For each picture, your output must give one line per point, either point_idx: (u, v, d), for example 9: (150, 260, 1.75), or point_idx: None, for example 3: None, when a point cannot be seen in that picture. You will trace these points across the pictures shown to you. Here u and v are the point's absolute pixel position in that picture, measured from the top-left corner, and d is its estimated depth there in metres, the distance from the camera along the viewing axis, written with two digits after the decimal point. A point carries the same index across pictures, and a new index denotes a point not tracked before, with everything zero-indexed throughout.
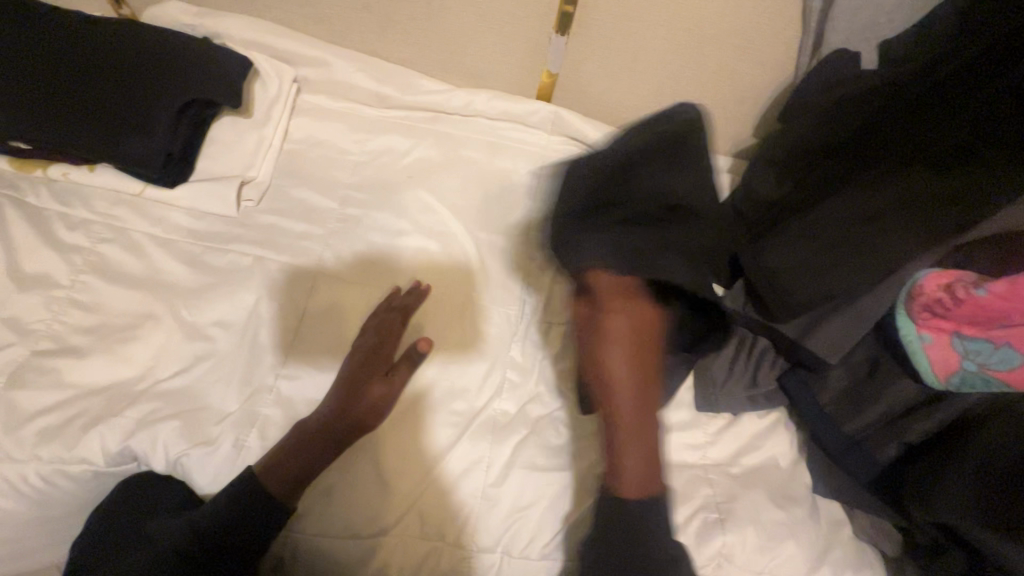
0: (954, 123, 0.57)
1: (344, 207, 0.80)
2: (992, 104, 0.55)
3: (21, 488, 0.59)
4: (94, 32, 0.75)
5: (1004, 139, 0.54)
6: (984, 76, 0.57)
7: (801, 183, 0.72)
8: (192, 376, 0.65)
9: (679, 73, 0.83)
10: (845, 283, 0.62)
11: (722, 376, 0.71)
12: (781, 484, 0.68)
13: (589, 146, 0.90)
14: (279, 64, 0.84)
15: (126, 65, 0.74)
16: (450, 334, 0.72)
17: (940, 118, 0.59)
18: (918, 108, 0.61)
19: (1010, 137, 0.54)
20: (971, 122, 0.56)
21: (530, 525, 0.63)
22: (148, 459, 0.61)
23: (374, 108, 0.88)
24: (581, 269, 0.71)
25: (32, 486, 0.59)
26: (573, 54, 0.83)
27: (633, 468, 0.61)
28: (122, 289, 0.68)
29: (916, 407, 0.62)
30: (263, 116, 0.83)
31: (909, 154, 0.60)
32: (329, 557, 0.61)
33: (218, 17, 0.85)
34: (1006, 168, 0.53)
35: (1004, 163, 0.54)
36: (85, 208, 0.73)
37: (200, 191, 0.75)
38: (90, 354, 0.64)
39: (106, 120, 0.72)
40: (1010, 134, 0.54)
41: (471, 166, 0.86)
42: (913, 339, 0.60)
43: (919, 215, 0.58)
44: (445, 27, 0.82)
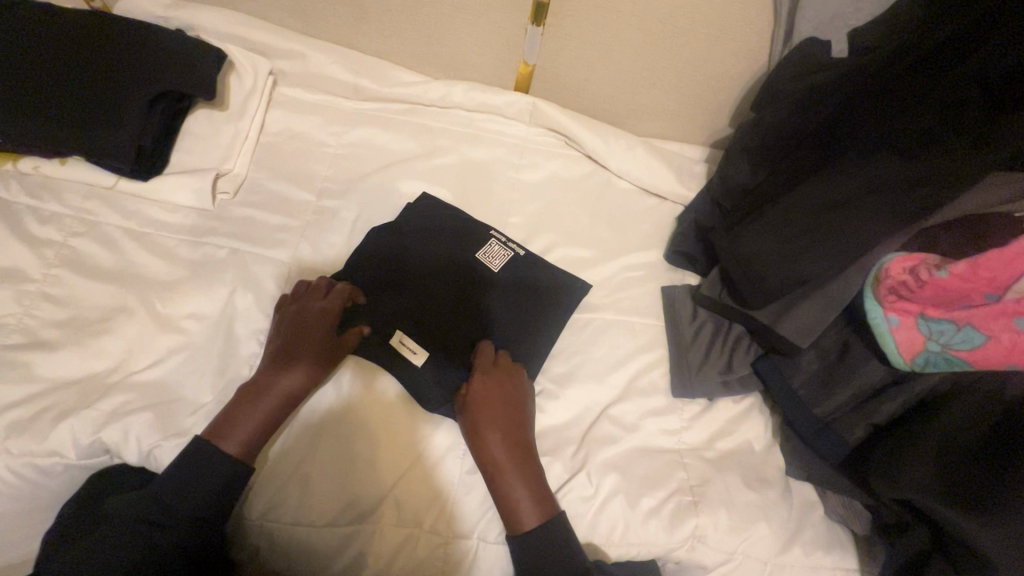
0: (918, 110, 0.59)
1: (320, 200, 0.80)
2: (955, 90, 0.56)
3: None
4: (63, 24, 0.74)
5: (966, 125, 0.55)
6: (947, 64, 0.58)
7: (774, 172, 0.73)
8: (165, 369, 0.64)
9: (655, 63, 0.84)
10: (815, 267, 0.62)
11: (698, 361, 0.73)
12: (755, 467, 0.69)
13: (567, 138, 0.91)
14: (254, 56, 0.84)
15: (96, 58, 0.73)
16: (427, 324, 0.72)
17: (905, 106, 0.60)
18: (885, 96, 0.62)
19: (972, 122, 0.55)
20: (935, 108, 0.57)
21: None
22: (120, 451, 0.60)
23: (351, 101, 0.88)
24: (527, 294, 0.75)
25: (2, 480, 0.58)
26: (549, 45, 0.83)
27: (514, 500, 0.60)
28: (94, 283, 0.68)
29: (883, 389, 0.64)
30: (239, 109, 0.82)
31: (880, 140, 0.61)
32: (306, 545, 0.61)
33: (191, 10, 0.84)
34: (969, 152, 0.54)
35: (967, 148, 0.54)
36: (56, 201, 0.72)
37: (173, 183, 0.75)
38: (62, 347, 0.63)
39: (76, 111, 0.71)
40: (971, 120, 0.55)
41: (449, 157, 0.87)
42: (879, 321, 0.61)
43: (886, 199, 0.58)
44: (420, 18, 0.82)
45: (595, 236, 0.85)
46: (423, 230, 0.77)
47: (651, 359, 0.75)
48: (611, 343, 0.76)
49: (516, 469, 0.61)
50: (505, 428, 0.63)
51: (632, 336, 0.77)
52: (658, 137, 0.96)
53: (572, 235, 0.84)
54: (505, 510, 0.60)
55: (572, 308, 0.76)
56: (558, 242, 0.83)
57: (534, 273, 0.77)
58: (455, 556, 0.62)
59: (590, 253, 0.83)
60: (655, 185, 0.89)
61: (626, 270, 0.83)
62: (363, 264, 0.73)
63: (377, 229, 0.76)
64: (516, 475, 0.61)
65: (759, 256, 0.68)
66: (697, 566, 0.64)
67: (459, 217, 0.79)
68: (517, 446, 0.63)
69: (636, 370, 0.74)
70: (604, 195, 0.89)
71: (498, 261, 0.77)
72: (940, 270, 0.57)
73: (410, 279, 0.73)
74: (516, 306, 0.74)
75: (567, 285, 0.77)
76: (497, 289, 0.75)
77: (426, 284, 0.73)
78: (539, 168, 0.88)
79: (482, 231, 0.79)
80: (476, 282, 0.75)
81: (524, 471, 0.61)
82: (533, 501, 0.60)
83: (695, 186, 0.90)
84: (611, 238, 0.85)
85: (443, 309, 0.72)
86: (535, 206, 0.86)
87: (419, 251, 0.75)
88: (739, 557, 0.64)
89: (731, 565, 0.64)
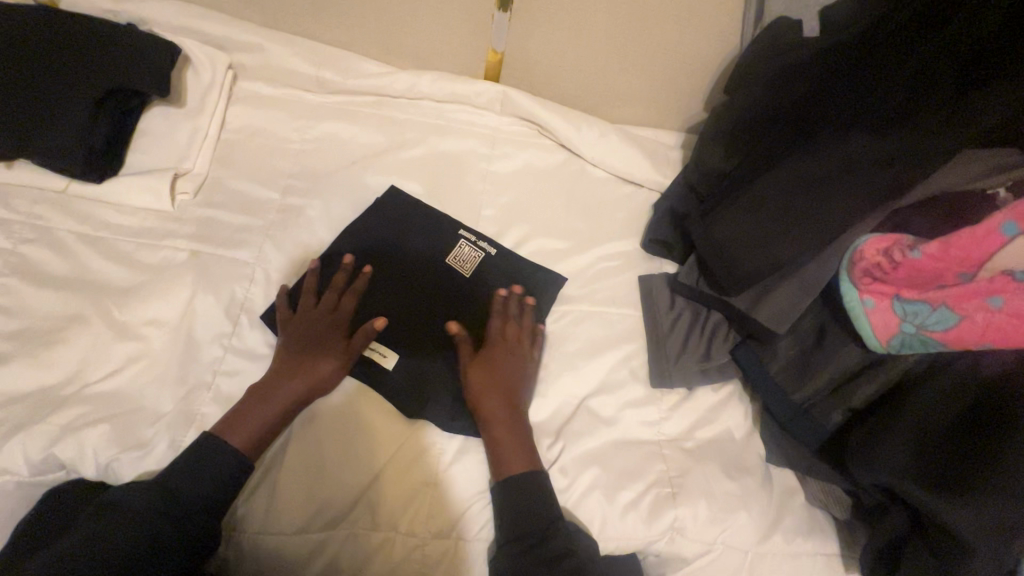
0: (891, 86, 0.57)
1: (285, 198, 0.77)
2: (927, 66, 0.55)
3: None
4: (3, 19, 0.70)
5: (938, 101, 0.54)
6: (918, 39, 0.57)
7: (748, 156, 0.72)
8: (124, 378, 0.62)
9: (625, 48, 0.82)
10: (789, 248, 0.61)
11: (676, 351, 0.72)
12: (735, 455, 0.68)
13: (539, 126, 0.89)
14: (211, 50, 0.81)
15: (41, 55, 0.70)
16: (402, 321, 0.69)
17: (878, 82, 0.59)
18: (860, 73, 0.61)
19: (942, 97, 0.54)
20: (908, 83, 0.56)
21: (486, 507, 0.63)
22: (76, 466, 0.58)
23: (314, 94, 0.85)
24: (503, 294, 0.74)
25: None
26: (518, 31, 0.81)
27: (499, 452, 0.62)
28: (46, 291, 0.65)
29: (860, 372, 0.63)
30: (197, 105, 0.79)
31: (854, 120, 0.60)
32: (276, 554, 0.59)
33: (143, 2, 0.80)
34: (941, 128, 0.54)
35: (939, 124, 0.54)
36: (5, 207, 0.69)
37: (130, 185, 0.72)
38: (12, 360, 0.61)
39: (19, 111, 0.67)
40: (943, 96, 0.54)
41: (418, 150, 0.84)
42: (855, 304, 0.60)
43: (861, 178, 0.57)
44: (382, 6, 0.79)
45: (571, 226, 0.83)
46: (392, 228, 0.75)
47: (629, 350, 0.74)
48: (589, 335, 0.74)
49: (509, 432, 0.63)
50: (499, 390, 0.65)
51: (610, 327, 0.75)
52: (632, 124, 0.94)
53: (547, 226, 0.82)
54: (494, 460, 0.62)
55: (547, 301, 0.74)
56: (533, 234, 0.81)
57: (509, 268, 0.75)
58: (433, 557, 0.61)
59: (566, 244, 0.81)
60: (630, 172, 0.87)
61: (602, 260, 0.81)
62: (329, 268, 0.72)
63: (345, 231, 0.74)
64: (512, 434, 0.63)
65: (731, 241, 0.67)
66: (678, 559, 0.63)
67: (429, 211, 0.77)
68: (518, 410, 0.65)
69: (613, 362, 0.73)
70: (578, 184, 0.87)
71: (472, 257, 0.75)
72: (913, 249, 0.56)
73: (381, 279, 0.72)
74: (492, 300, 0.73)
75: (544, 281, 0.76)
76: (469, 285, 0.73)
77: (397, 283, 0.72)
78: (511, 157, 0.87)
79: (452, 227, 0.77)
80: (449, 279, 0.73)
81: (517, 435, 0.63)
82: (524, 456, 0.62)
83: (671, 172, 0.88)
84: (587, 229, 0.84)
85: (414, 307, 0.70)
86: (508, 198, 0.84)
87: (388, 250, 0.74)
88: (719, 547, 0.63)
89: (711, 555, 0.63)
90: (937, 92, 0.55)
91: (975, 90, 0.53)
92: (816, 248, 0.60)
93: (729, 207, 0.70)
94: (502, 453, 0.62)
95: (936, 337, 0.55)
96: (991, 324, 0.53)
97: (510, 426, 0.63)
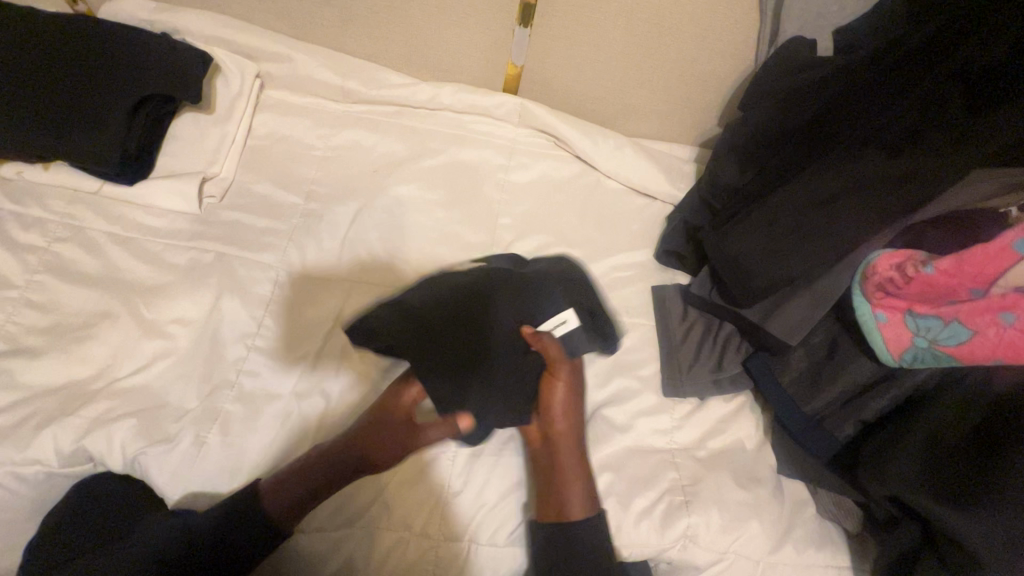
0: (905, 107, 0.59)
1: (308, 203, 0.79)
2: (940, 90, 0.57)
3: None
4: (45, 28, 0.73)
5: (951, 121, 0.56)
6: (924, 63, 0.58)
7: (763, 171, 0.73)
8: (151, 374, 0.64)
9: (642, 65, 0.84)
10: (802, 263, 0.63)
11: (688, 362, 0.73)
12: (747, 466, 0.69)
13: (556, 139, 0.91)
14: (239, 59, 0.83)
15: (81, 62, 0.72)
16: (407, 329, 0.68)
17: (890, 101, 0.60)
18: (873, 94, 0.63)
19: (955, 118, 0.55)
20: (921, 105, 0.58)
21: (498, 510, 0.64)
22: (103, 459, 0.59)
23: (338, 103, 0.87)
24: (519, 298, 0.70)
25: None
26: (538, 47, 0.84)
27: (561, 494, 0.62)
28: (79, 288, 0.67)
29: (874, 385, 0.63)
30: (225, 112, 0.82)
31: (868, 137, 0.61)
32: (294, 551, 0.60)
33: (176, 12, 0.83)
34: (951, 150, 0.55)
35: (949, 146, 0.55)
36: (40, 206, 0.71)
37: (160, 188, 0.74)
38: (46, 355, 0.62)
39: (57, 116, 0.70)
40: (957, 118, 0.55)
41: (439, 160, 0.87)
42: (867, 318, 0.61)
43: (872, 196, 0.59)
44: (407, 20, 0.82)
45: (586, 236, 0.85)
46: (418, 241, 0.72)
47: (643, 359, 0.75)
48: None
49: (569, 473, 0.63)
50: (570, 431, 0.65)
51: (624, 336, 0.76)
52: (646, 138, 0.96)
53: (562, 236, 0.84)
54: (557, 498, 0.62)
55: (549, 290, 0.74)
56: (549, 243, 0.83)
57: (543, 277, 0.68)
58: (447, 558, 0.61)
59: (582, 254, 0.83)
60: (645, 184, 0.89)
61: (617, 269, 0.82)
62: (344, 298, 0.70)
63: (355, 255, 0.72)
64: (574, 469, 0.64)
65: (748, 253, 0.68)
66: (689, 566, 0.64)
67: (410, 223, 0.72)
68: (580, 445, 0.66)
69: (627, 370, 0.74)
70: (594, 195, 0.89)
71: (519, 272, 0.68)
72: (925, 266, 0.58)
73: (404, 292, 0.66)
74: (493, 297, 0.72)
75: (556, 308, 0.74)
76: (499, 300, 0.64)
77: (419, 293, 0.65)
78: (528, 168, 0.89)
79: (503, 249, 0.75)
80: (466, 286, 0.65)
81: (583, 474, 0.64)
82: (584, 495, 0.63)
83: (686, 185, 0.90)
84: (602, 239, 0.85)
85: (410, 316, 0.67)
86: (524, 208, 0.86)
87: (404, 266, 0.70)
88: (731, 556, 0.63)
89: (723, 564, 0.63)
90: (946, 113, 0.56)
91: (986, 113, 0.54)
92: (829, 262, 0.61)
93: (742, 219, 0.70)
94: (564, 497, 0.62)
95: (946, 352, 0.56)
96: (1004, 338, 0.53)
97: (579, 464, 0.64)
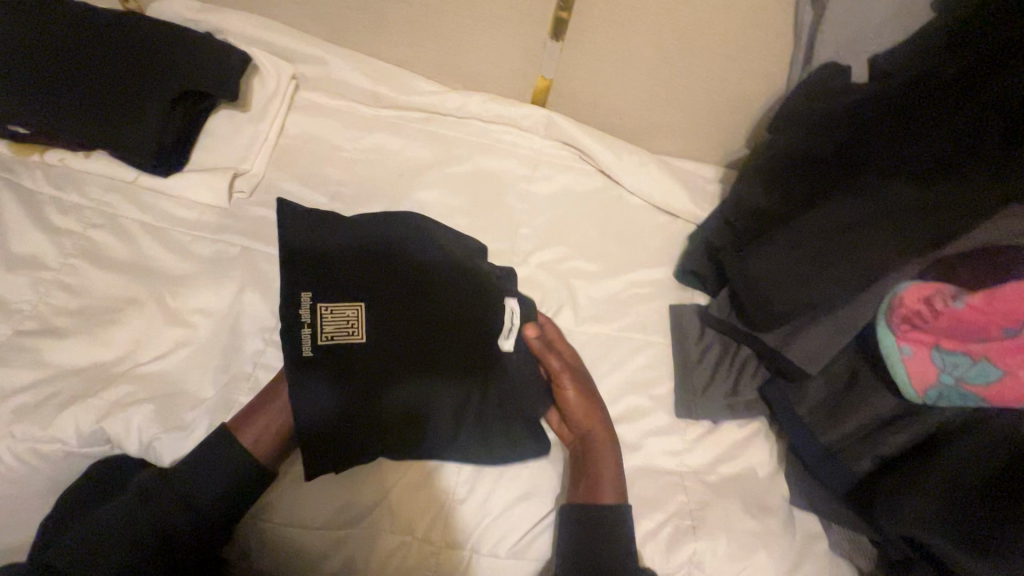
0: (938, 136, 0.57)
1: (333, 203, 0.81)
2: (976, 118, 0.55)
3: None
4: (96, 22, 0.76)
5: (986, 152, 0.54)
6: (960, 91, 0.57)
7: (788, 193, 0.72)
8: (171, 362, 0.65)
9: (671, 82, 0.85)
10: (823, 289, 0.62)
11: (702, 384, 0.72)
12: (758, 494, 0.67)
13: (581, 152, 0.91)
14: (277, 61, 0.86)
15: (127, 55, 0.75)
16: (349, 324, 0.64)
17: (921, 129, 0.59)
18: (905, 118, 0.61)
19: (992, 149, 0.53)
20: (954, 134, 0.56)
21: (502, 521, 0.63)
22: (120, 441, 0.61)
23: (369, 107, 0.89)
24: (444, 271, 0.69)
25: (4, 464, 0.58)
26: (569, 61, 0.85)
27: (592, 480, 0.63)
28: (109, 273, 0.69)
29: (894, 420, 0.62)
30: (260, 111, 0.84)
31: (899, 163, 0.60)
32: (295, 548, 0.60)
33: (220, 13, 0.85)
34: (985, 181, 0.53)
35: (982, 176, 0.54)
36: (78, 192, 0.74)
37: (193, 180, 0.76)
38: (73, 336, 0.64)
39: (100, 106, 0.72)
40: (993, 148, 0.54)
41: (463, 168, 0.87)
42: (891, 349, 0.60)
43: (899, 223, 0.57)
44: (442, 28, 0.83)
45: (605, 250, 0.84)
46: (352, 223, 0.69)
47: (657, 378, 0.74)
48: (616, 360, 0.75)
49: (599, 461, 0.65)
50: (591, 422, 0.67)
51: (639, 353, 0.75)
52: (671, 155, 0.96)
53: (582, 249, 0.84)
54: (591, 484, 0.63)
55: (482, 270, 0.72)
56: (567, 255, 0.83)
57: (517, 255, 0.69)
58: (447, 566, 0.61)
59: (600, 268, 0.82)
60: (666, 202, 0.89)
61: (635, 285, 0.82)
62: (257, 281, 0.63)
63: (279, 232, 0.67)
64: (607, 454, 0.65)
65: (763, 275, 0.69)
66: None
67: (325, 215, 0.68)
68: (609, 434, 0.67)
69: (640, 388, 0.73)
70: (615, 210, 0.89)
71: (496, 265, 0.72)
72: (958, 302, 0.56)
73: (349, 287, 0.64)
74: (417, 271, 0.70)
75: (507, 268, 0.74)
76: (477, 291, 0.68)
77: (381, 280, 0.65)
78: (551, 179, 0.89)
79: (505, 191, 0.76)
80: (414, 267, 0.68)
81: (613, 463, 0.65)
82: (614, 482, 0.63)
83: (708, 205, 0.89)
84: (622, 255, 0.84)
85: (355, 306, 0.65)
86: (546, 219, 0.86)
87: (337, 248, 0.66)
88: None
89: None
90: (982, 144, 0.54)
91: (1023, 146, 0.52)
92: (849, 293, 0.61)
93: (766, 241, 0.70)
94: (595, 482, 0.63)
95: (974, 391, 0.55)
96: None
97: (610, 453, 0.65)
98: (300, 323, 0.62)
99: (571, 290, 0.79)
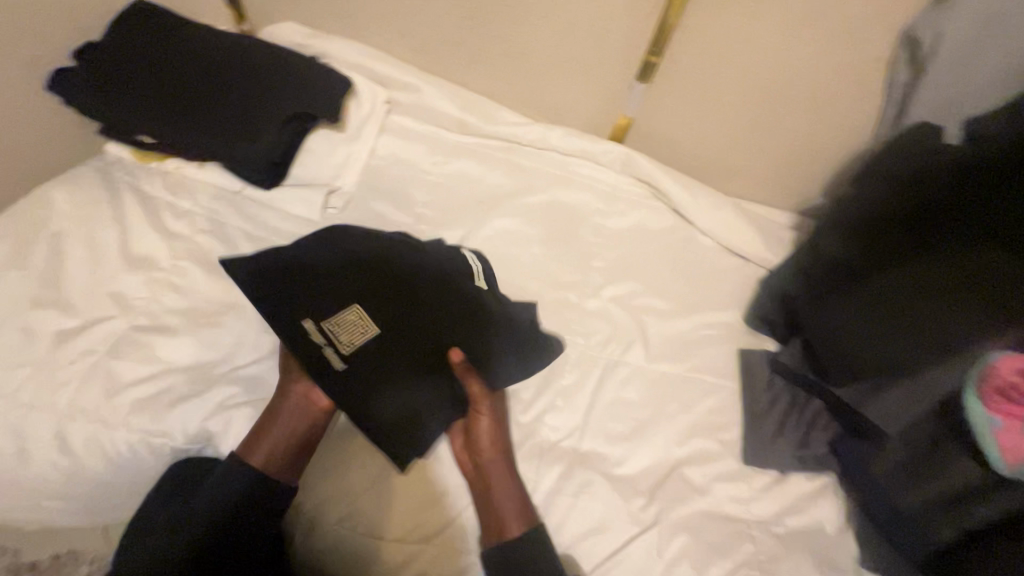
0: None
1: (417, 223, 0.85)
2: None
3: (109, 455, 0.62)
4: (219, 43, 0.82)
5: None
6: None
7: (869, 249, 0.69)
8: (266, 367, 0.69)
9: (752, 127, 0.86)
10: (899, 354, 0.66)
11: (772, 432, 0.73)
12: (827, 551, 0.66)
13: (655, 190, 0.93)
14: (373, 85, 0.91)
15: (245, 75, 0.81)
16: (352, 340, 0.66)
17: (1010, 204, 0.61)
18: (993, 187, 0.62)
19: None
20: None
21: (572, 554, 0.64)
22: (219, 440, 0.64)
23: (453, 133, 0.92)
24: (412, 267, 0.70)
25: (117, 452, 0.62)
26: (653, 100, 0.88)
27: (495, 507, 0.62)
28: (214, 278, 0.74)
29: (981, 492, 0.60)
30: (354, 131, 0.89)
31: (973, 234, 0.63)
32: (367, 558, 0.62)
33: (324, 38, 0.91)
34: None
35: None
36: (190, 200, 0.80)
37: (291, 195, 0.83)
38: (181, 335, 0.69)
39: (218, 122, 0.78)
40: None
41: (540, 198, 0.90)
42: (982, 421, 0.61)
43: (978, 295, 0.63)
44: (534, 62, 0.88)
45: (674, 289, 0.85)
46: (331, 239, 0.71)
47: (725, 422, 0.74)
48: (686, 400, 0.75)
49: (502, 487, 0.63)
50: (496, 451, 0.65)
51: (708, 395, 0.76)
52: (744, 197, 0.96)
53: (653, 285, 0.85)
54: (493, 514, 0.62)
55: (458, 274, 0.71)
56: (638, 291, 0.84)
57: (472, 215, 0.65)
58: None
59: (669, 306, 0.83)
60: (739, 245, 0.89)
61: (705, 326, 0.82)
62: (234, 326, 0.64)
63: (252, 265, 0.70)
64: (506, 486, 0.63)
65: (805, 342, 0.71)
66: None
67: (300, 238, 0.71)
68: (509, 462, 0.65)
69: (708, 430, 0.73)
70: (687, 249, 0.90)
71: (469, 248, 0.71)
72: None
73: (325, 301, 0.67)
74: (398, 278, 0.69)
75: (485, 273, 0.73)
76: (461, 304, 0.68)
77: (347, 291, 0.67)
78: (625, 215, 0.91)
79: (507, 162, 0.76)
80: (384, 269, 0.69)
81: (517, 495, 0.64)
82: (518, 508, 0.63)
83: (781, 251, 0.89)
84: (693, 294, 0.85)
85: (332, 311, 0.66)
86: (618, 253, 0.88)
87: (318, 257, 0.69)
88: None
89: None
90: None
91: None
92: (918, 370, 0.65)
93: (847, 300, 0.70)
94: (498, 513, 0.62)
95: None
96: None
97: (510, 482, 0.64)
98: (323, 347, 0.65)
99: (640, 326, 0.81)
